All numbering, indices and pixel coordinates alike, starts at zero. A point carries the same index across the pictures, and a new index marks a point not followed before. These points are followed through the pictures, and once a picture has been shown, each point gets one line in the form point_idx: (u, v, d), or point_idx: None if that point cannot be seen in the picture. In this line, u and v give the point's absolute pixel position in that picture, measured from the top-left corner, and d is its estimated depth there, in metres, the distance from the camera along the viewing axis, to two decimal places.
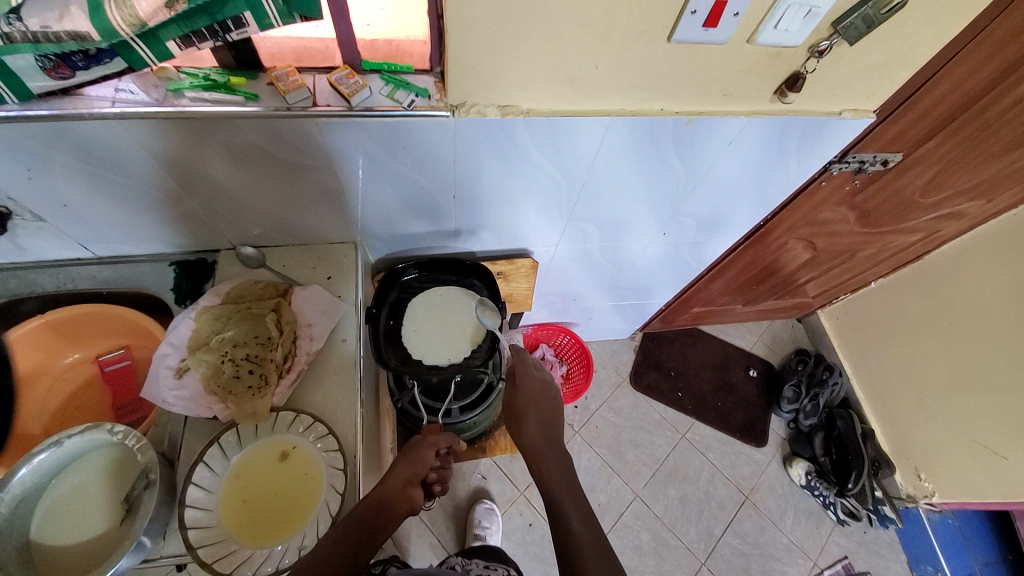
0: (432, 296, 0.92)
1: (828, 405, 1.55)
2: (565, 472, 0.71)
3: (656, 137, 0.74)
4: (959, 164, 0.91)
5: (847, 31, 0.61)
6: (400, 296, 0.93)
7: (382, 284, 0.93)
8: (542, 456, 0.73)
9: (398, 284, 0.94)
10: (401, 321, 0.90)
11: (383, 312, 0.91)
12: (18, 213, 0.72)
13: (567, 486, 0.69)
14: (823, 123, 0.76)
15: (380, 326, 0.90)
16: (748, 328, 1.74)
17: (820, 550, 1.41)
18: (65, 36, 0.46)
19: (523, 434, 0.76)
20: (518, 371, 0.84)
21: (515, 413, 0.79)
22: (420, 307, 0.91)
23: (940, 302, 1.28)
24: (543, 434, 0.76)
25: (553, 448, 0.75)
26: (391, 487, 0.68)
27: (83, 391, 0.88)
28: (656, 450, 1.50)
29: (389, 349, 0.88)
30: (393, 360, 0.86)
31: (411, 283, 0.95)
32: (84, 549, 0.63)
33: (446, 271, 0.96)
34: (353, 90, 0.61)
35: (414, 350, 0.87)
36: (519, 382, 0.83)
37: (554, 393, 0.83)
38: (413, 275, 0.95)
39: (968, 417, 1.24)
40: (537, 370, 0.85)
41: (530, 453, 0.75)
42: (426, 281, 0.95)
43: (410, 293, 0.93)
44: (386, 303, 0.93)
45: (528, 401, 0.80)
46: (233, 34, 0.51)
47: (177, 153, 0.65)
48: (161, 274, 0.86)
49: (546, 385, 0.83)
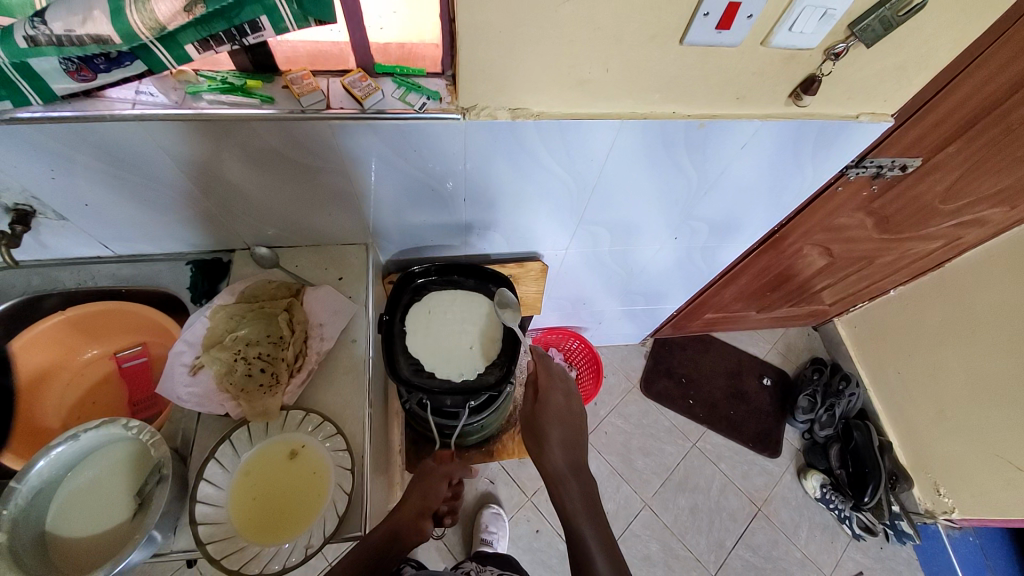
0: (447, 300, 0.91)
1: (846, 416, 1.51)
2: (586, 496, 0.75)
3: (668, 141, 0.74)
4: (981, 169, 0.88)
5: (864, 33, 0.60)
6: (414, 299, 0.91)
7: (396, 287, 0.90)
8: (565, 483, 0.77)
9: (412, 287, 0.92)
10: (415, 326, 0.88)
11: (397, 318, 0.89)
12: (41, 212, 0.74)
13: (587, 510, 0.74)
14: (839, 127, 0.75)
15: (393, 332, 0.87)
16: (762, 336, 1.71)
17: (834, 565, 1.38)
18: (88, 40, 0.47)
19: (546, 457, 0.81)
20: (541, 388, 0.87)
21: (538, 432, 0.83)
22: (434, 312, 0.89)
23: (960, 311, 1.25)
24: (567, 459, 0.80)
25: (576, 474, 0.78)
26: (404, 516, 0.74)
27: (101, 386, 0.90)
28: (667, 459, 1.48)
29: (403, 355, 0.85)
30: (405, 369, 0.84)
31: (425, 288, 0.92)
32: (100, 540, 0.65)
33: (461, 274, 0.94)
34: (366, 93, 0.62)
35: (430, 360, 0.85)
36: (542, 398, 0.86)
37: (578, 407, 0.87)
38: (430, 278, 0.93)
39: (991, 430, 1.20)
40: (560, 381, 0.89)
41: (554, 478, 0.79)
42: (441, 284, 0.93)
43: (426, 295, 0.91)
44: (399, 309, 0.90)
45: (551, 418, 0.84)
46: (250, 38, 0.52)
47: (195, 154, 0.66)
48: (178, 273, 0.88)
49: (569, 397, 0.88)
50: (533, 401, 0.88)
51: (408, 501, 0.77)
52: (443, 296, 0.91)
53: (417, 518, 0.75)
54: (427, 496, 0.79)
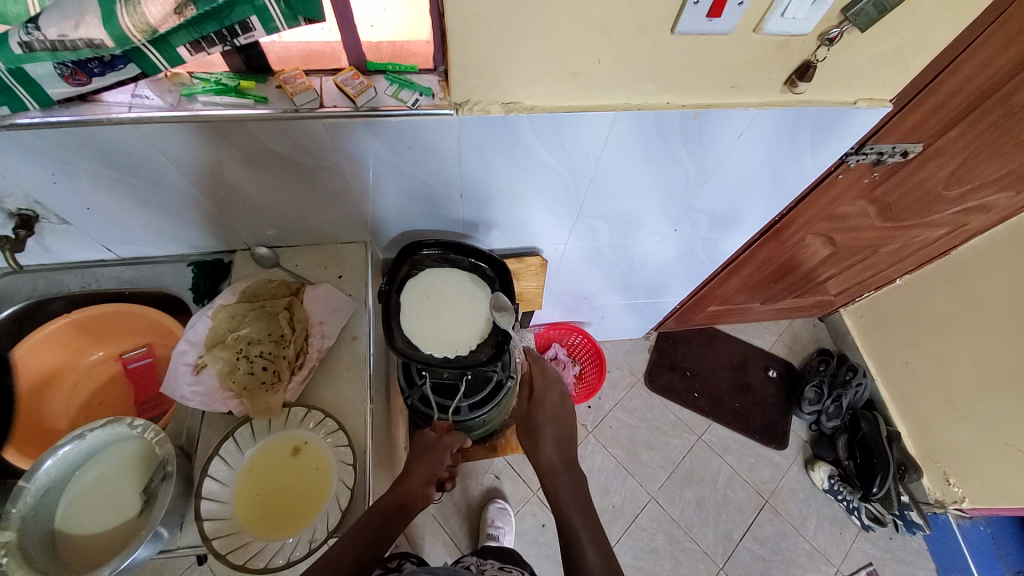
0: (442, 278, 0.88)
1: (853, 406, 1.49)
2: (578, 490, 0.78)
3: (663, 130, 0.73)
4: (985, 153, 0.87)
5: (857, 18, 0.59)
6: (412, 271, 0.88)
7: (396, 258, 0.87)
8: (557, 477, 0.80)
9: (412, 259, 0.89)
10: (412, 300, 0.86)
11: (394, 288, 0.86)
12: (45, 217, 0.76)
13: (578, 506, 0.74)
14: (837, 113, 0.74)
15: (391, 305, 0.85)
16: (767, 327, 1.70)
17: (844, 557, 1.37)
18: (81, 44, 0.48)
19: (539, 453, 0.83)
20: (537, 387, 0.92)
21: (531, 428, 0.86)
22: (431, 289, 0.87)
23: (967, 299, 1.23)
24: (560, 455, 0.83)
25: (569, 471, 0.81)
26: (412, 488, 0.74)
27: (108, 387, 0.92)
28: (672, 452, 1.47)
29: (398, 329, 0.84)
30: (400, 341, 0.83)
31: (422, 262, 0.89)
32: (110, 537, 0.66)
33: (459, 252, 0.90)
34: (358, 91, 0.62)
35: (425, 336, 0.84)
36: (538, 397, 0.90)
37: (569, 407, 0.92)
38: (427, 253, 0.90)
39: (1000, 419, 1.19)
40: (554, 382, 0.94)
41: (547, 472, 0.81)
42: (439, 260, 0.90)
43: (424, 271, 0.89)
44: (397, 281, 0.87)
45: (546, 416, 0.87)
46: (241, 38, 0.52)
47: (194, 157, 0.67)
48: (181, 274, 0.90)
49: (563, 396, 0.92)
50: (529, 398, 0.92)
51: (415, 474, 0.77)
52: (439, 273, 0.89)
53: (423, 486, 0.76)
54: (433, 466, 0.80)
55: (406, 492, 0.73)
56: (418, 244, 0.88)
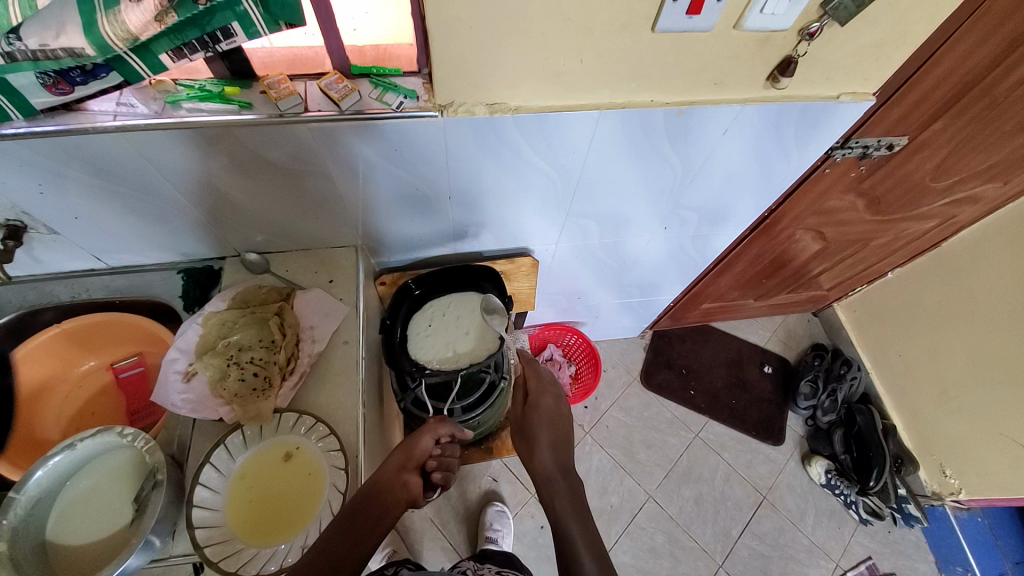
0: (443, 304, 0.94)
1: (848, 400, 1.50)
2: (576, 496, 0.77)
3: (649, 129, 0.73)
4: (969, 146, 0.88)
5: (836, 12, 0.59)
6: (413, 309, 0.95)
7: (395, 297, 0.94)
8: (554, 483, 0.79)
9: (412, 299, 0.95)
10: (417, 329, 0.91)
11: (398, 324, 0.93)
12: (32, 227, 0.75)
13: (574, 510, 0.74)
14: (821, 108, 0.74)
15: (395, 337, 0.91)
16: (762, 324, 1.71)
17: (843, 551, 1.37)
18: (62, 53, 0.48)
19: (534, 458, 0.82)
20: (532, 391, 0.90)
21: (528, 435, 0.85)
22: (431, 315, 0.93)
23: (960, 291, 1.24)
24: (556, 461, 0.81)
25: (566, 477, 0.80)
26: (385, 476, 0.70)
27: (99, 397, 0.91)
28: (669, 451, 1.47)
29: (405, 357, 0.88)
30: (408, 364, 0.87)
31: (425, 298, 0.96)
32: (100, 548, 0.66)
33: (455, 282, 0.98)
34: (342, 95, 0.62)
35: (428, 354, 0.87)
36: (533, 401, 0.89)
37: (566, 409, 0.89)
38: (425, 287, 0.96)
39: (994, 409, 1.19)
40: (550, 385, 0.92)
41: (544, 480, 0.80)
42: (437, 292, 0.97)
43: (425, 304, 0.95)
44: (400, 316, 0.94)
45: (541, 420, 0.86)
46: (223, 44, 0.52)
47: (182, 165, 0.67)
48: (171, 282, 0.90)
49: (559, 399, 0.90)
50: (523, 403, 0.91)
51: (387, 460, 0.73)
52: (439, 301, 0.94)
53: (397, 473, 0.71)
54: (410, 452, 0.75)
55: (381, 478, 0.69)
56: (413, 283, 0.95)
